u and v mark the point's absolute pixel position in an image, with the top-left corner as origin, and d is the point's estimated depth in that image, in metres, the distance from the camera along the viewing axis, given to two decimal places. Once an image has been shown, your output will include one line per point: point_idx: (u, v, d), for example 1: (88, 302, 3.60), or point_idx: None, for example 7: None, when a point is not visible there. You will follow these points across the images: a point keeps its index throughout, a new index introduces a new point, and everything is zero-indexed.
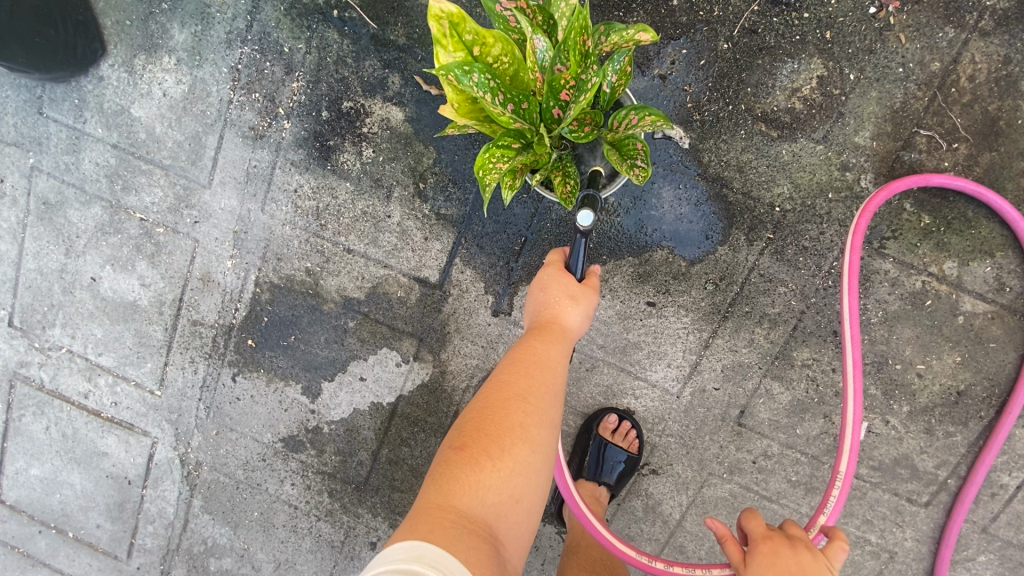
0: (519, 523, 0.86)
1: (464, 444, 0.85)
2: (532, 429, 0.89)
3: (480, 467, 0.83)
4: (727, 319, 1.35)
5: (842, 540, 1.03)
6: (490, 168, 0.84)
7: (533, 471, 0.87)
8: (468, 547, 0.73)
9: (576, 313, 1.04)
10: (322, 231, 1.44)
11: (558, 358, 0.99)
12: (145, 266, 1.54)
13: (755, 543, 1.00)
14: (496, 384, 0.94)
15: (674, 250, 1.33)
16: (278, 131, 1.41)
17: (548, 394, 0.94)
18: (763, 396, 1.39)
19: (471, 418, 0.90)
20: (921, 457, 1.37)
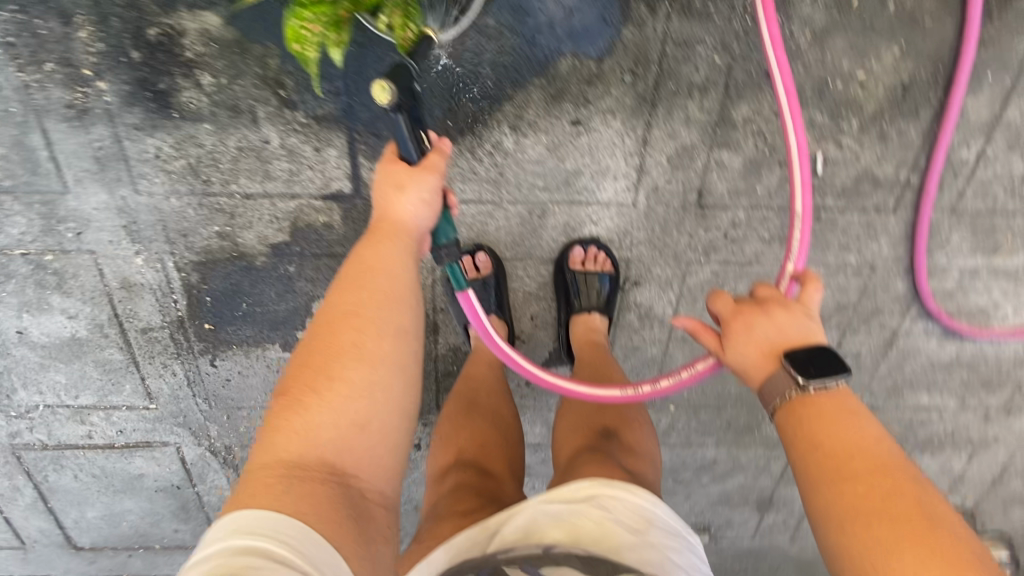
0: (378, 446, 0.77)
1: (288, 385, 0.76)
2: (364, 348, 0.78)
3: (305, 407, 0.74)
4: (657, 106, 1.25)
5: (814, 280, 0.87)
6: (303, 36, 0.92)
7: (376, 391, 0.77)
8: (302, 500, 0.67)
9: (406, 203, 0.84)
10: (210, 187, 1.29)
11: (395, 257, 0.83)
12: (60, 298, 1.42)
13: (724, 322, 0.85)
14: (325, 308, 0.82)
15: (578, 52, 1.19)
16: (99, 97, 1.19)
17: (382, 300, 0.81)
18: (716, 169, 1.34)
19: (299, 353, 0.79)
20: (880, 166, 1.36)
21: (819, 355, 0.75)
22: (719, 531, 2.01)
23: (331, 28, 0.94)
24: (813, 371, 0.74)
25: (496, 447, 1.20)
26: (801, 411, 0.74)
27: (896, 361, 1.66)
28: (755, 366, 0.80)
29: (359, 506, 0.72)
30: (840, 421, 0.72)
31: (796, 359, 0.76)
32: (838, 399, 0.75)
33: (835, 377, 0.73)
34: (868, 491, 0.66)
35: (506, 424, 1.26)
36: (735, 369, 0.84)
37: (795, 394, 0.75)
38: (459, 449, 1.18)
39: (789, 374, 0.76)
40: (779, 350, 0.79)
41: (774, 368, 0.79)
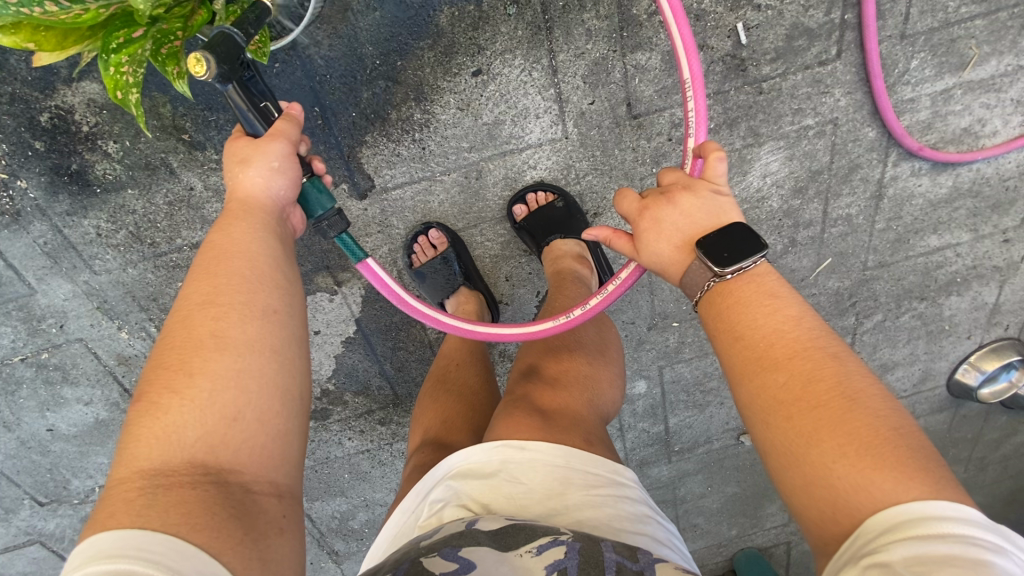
0: (258, 436, 0.73)
1: (143, 391, 0.72)
2: (224, 335, 0.75)
3: (164, 408, 0.70)
4: (554, 30, 1.21)
5: (715, 150, 0.86)
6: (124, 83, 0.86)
7: (243, 378, 0.73)
8: (165, 509, 0.63)
9: (255, 177, 0.83)
10: (158, 248, 1.32)
11: (245, 236, 0.81)
12: (71, 389, 1.51)
13: (636, 225, 0.86)
14: (179, 304, 0.78)
15: (455, 2, 1.17)
16: (25, 196, 1.23)
17: (239, 281, 0.78)
18: (637, 74, 1.27)
19: (154, 356, 0.75)
20: (809, 15, 1.28)
21: (726, 240, 0.77)
22: None
23: (158, 60, 0.87)
24: (725, 258, 0.77)
25: (460, 421, 1.18)
26: (716, 298, 0.78)
27: (892, 211, 1.57)
28: (674, 261, 0.83)
29: (242, 500, 0.68)
30: (756, 306, 0.75)
31: (707, 248, 0.78)
32: (755, 280, 0.77)
33: (744, 261, 0.76)
34: (790, 374, 0.69)
35: (474, 398, 1.25)
36: (656, 268, 0.86)
37: (713, 283, 0.78)
38: (425, 430, 1.19)
39: (704, 265, 0.79)
40: (692, 241, 0.81)
41: (690, 259, 0.81)
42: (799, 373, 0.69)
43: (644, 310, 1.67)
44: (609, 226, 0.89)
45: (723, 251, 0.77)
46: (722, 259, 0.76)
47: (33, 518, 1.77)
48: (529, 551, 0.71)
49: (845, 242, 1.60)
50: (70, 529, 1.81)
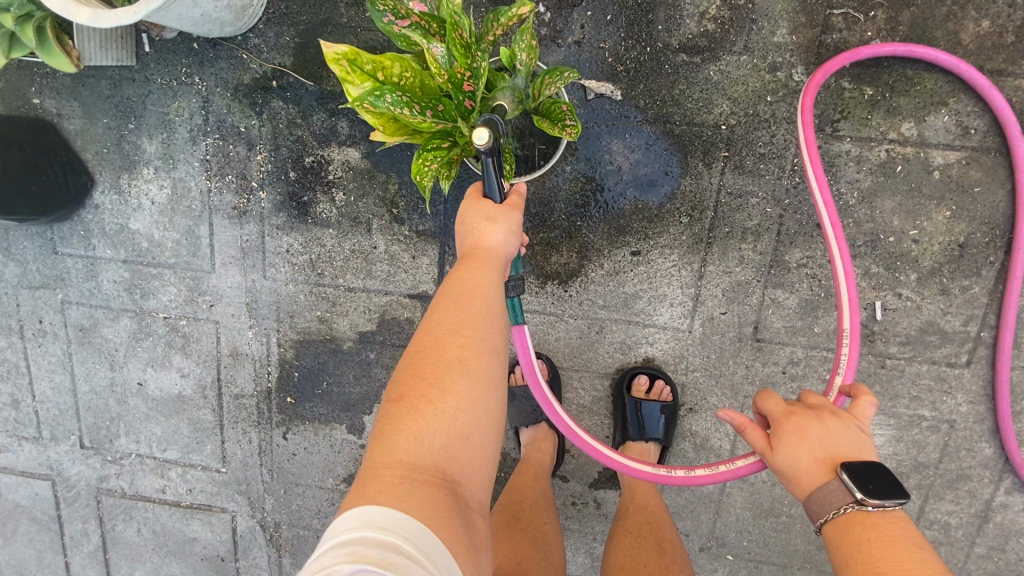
0: (477, 455, 0.85)
1: (400, 395, 0.82)
2: (469, 363, 0.85)
3: (420, 414, 0.81)
4: (712, 245, 1.39)
5: (867, 394, 0.95)
6: (425, 171, 0.97)
7: (477, 403, 0.84)
8: (423, 502, 0.74)
9: (497, 235, 0.96)
10: (321, 279, 1.54)
11: (488, 281, 0.91)
12: (179, 358, 1.67)
13: (779, 424, 0.92)
14: (429, 325, 0.88)
15: (641, 197, 1.38)
16: (257, 203, 1.52)
17: (483, 320, 0.89)
18: (771, 306, 1.40)
19: (406, 364, 0.86)
20: (946, 319, 1.36)
21: (878, 472, 0.80)
22: None
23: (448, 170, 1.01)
24: (871, 489, 0.80)
25: (533, 567, 1.22)
26: (850, 522, 0.82)
27: (996, 539, 1.47)
28: (810, 472, 0.87)
29: (468, 510, 0.80)
30: (894, 549, 0.78)
31: (855, 473, 0.81)
32: (896, 524, 0.82)
33: (891, 498, 0.80)
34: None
35: (546, 546, 1.28)
36: (786, 472, 0.89)
37: (851, 508, 0.82)
38: (497, 564, 1.21)
39: (845, 487, 0.82)
40: (833, 461, 0.86)
41: (829, 477, 0.85)
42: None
43: (702, 527, 1.59)
44: (746, 415, 0.94)
45: (870, 482, 0.81)
46: (867, 489, 0.80)
47: (64, 456, 1.84)
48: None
49: (937, 550, 1.50)
50: (84, 482, 1.85)
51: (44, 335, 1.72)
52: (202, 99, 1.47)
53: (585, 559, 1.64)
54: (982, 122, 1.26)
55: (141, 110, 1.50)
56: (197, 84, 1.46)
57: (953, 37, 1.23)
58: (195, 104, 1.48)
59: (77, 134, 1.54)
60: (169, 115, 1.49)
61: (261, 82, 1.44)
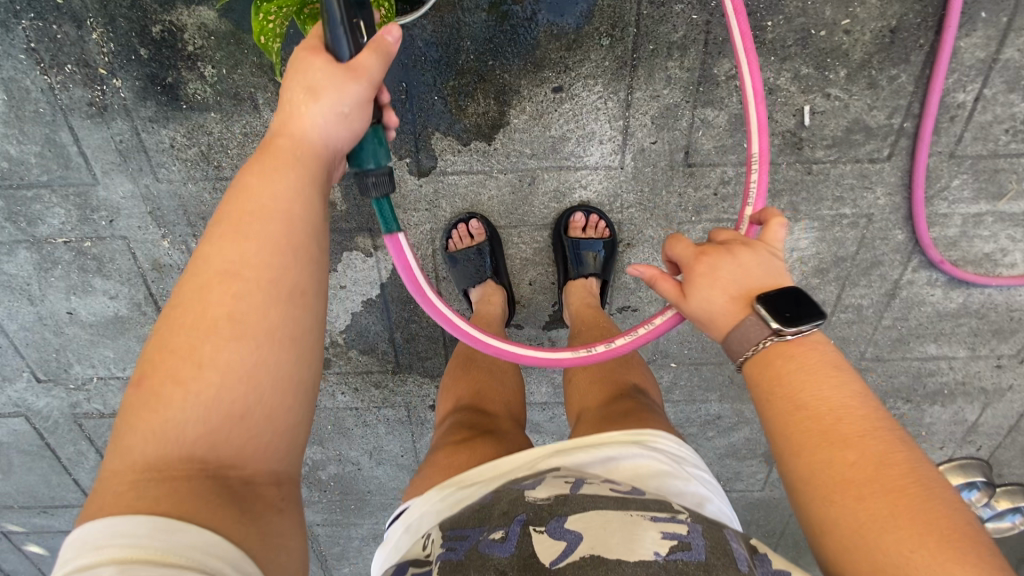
0: (265, 433, 0.72)
1: (148, 367, 0.70)
2: (236, 317, 0.71)
3: (170, 391, 0.68)
4: (638, 68, 1.27)
5: (776, 219, 0.91)
6: (269, 30, 0.87)
7: (254, 360, 0.71)
8: (161, 498, 0.63)
9: (317, 114, 0.79)
10: (221, 172, 1.38)
11: (279, 194, 0.76)
12: (101, 281, 1.57)
13: (691, 269, 0.88)
14: (195, 264, 0.74)
15: (556, 21, 1.23)
16: (115, 94, 1.29)
17: (257, 258, 0.73)
18: (701, 127, 1.35)
19: (162, 322, 0.73)
20: (872, 115, 1.34)
21: (791, 300, 0.78)
22: (730, 488, 2.15)
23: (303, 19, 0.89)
24: (788, 317, 0.78)
25: (494, 392, 1.29)
26: (772, 356, 0.80)
27: (900, 311, 1.67)
28: (727, 305, 0.84)
29: (246, 496, 0.69)
30: (817, 377, 0.76)
31: (769, 303, 0.79)
32: (816, 348, 0.79)
33: (811, 321, 0.77)
34: (861, 454, 0.69)
35: (503, 373, 1.35)
36: (699, 313, 0.87)
37: (770, 340, 0.79)
38: (458, 396, 1.27)
39: (763, 320, 0.80)
40: (747, 295, 0.83)
41: (745, 313, 0.83)
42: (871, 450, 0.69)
43: (649, 345, 1.74)
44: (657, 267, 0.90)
45: (781, 311, 0.79)
46: (783, 319, 0.78)
47: (26, 393, 1.83)
48: (643, 515, 0.74)
49: (850, 328, 1.70)
50: (58, 411, 1.88)
51: None
52: None
53: (548, 388, 1.81)
54: None
55: None
56: None
57: None
58: None
59: None
60: None
61: None
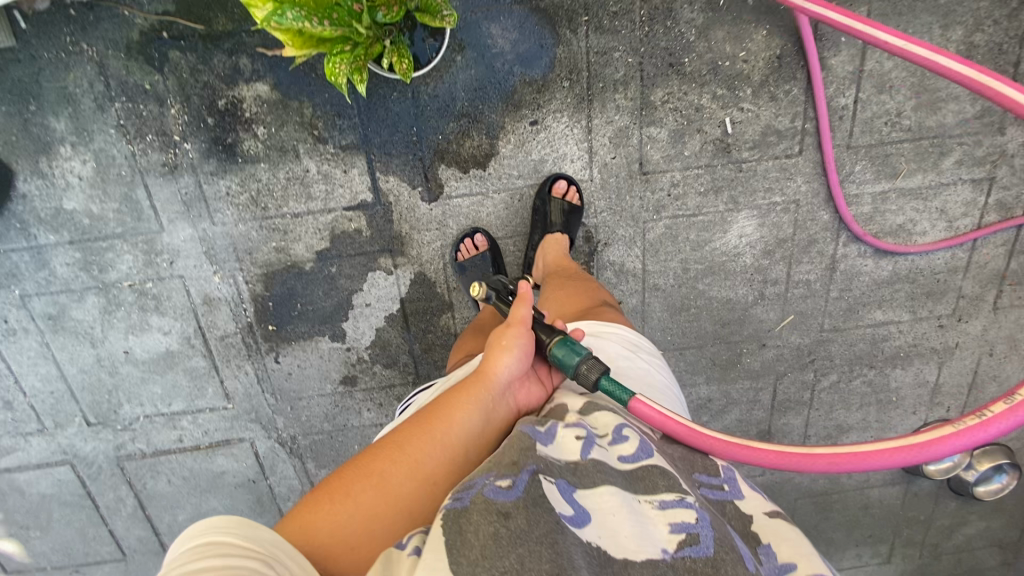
0: (379, 532, 0.96)
1: (344, 471, 1.03)
2: (414, 494, 1.01)
3: (341, 502, 0.97)
4: (593, 100, 1.65)
5: None
6: (337, 73, 1.18)
7: (405, 516, 0.99)
8: (318, 535, 0.93)
9: (502, 358, 1.11)
10: (268, 212, 1.70)
11: (464, 425, 1.07)
12: (157, 318, 1.81)
13: None
14: (391, 440, 1.06)
15: (527, 72, 1.62)
16: (185, 155, 1.62)
17: (437, 473, 1.03)
18: (649, 142, 1.71)
19: (359, 464, 1.04)
20: (778, 120, 1.72)
21: None
22: None
23: (358, 67, 1.21)
24: None
25: None
26: None
27: (844, 283, 1.96)
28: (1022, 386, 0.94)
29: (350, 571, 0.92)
30: None
31: None
32: None
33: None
34: None
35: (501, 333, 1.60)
36: None
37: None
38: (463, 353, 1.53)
39: None
40: None
41: None
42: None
43: (636, 335, 1.99)
44: None
45: None
46: None
47: (75, 438, 1.98)
48: (652, 503, 0.85)
49: (805, 302, 1.98)
50: (102, 455, 2.02)
51: (14, 332, 1.81)
52: (97, 65, 1.53)
53: None
54: None
55: (37, 89, 1.54)
56: (86, 51, 1.51)
57: None
58: (91, 72, 1.53)
59: None
60: (67, 88, 1.54)
61: (153, 36, 1.51)
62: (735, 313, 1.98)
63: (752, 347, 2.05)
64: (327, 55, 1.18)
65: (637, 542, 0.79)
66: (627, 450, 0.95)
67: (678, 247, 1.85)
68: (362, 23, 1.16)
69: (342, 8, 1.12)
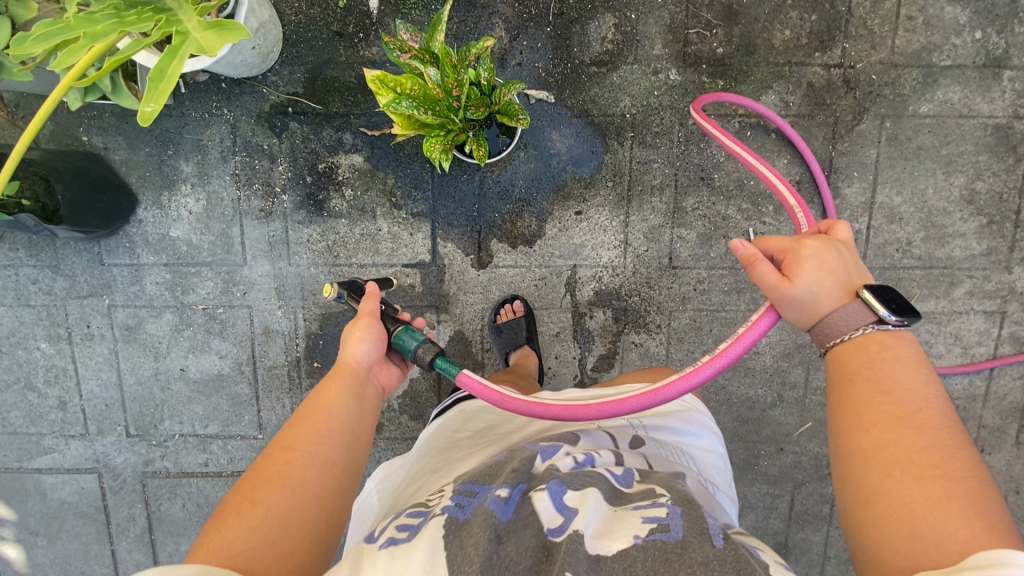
0: (282, 537, 0.98)
1: (218, 511, 0.99)
2: (302, 491, 1.05)
3: (231, 525, 0.96)
4: (632, 200, 1.91)
5: (841, 227, 1.15)
6: (431, 150, 1.44)
7: (303, 510, 1.03)
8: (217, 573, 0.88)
9: (352, 350, 1.28)
10: (337, 260, 1.94)
11: (333, 413, 1.17)
12: (218, 342, 2.00)
13: (797, 252, 1.08)
14: (260, 461, 1.08)
15: (578, 171, 1.90)
16: (281, 204, 1.91)
17: (318, 467, 1.09)
18: (680, 241, 1.93)
19: (235, 494, 1.02)
20: None
21: (894, 296, 1.00)
22: None
23: (448, 149, 1.48)
24: (893, 307, 0.99)
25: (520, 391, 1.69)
26: (871, 339, 1.01)
27: None
28: (834, 298, 1.05)
29: None
30: (891, 369, 0.98)
31: (877, 297, 1.01)
32: (901, 343, 1.01)
33: (908, 320, 0.98)
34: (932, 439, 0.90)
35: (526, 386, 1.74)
36: (808, 299, 1.06)
37: (871, 327, 1.01)
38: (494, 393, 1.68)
39: (868, 310, 1.02)
40: (847, 289, 1.05)
41: (849, 302, 1.04)
42: (938, 444, 0.90)
43: None
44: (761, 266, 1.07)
45: (882, 298, 1.00)
46: (888, 308, 0.99)
47: (110, 447, 2.09)
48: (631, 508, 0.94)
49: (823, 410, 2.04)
50: (130, 469, 2.10)
51: (91, 338, 2.00)
52: (230, 126, 1.88)
53: None
54: (797, 98, 1.86)
55: (178, 139, 1.88)
56: (225, 115, 1.87)
57: (768, 42, 1.83)
58: (224, 131, 1.88)
59: (121, 163, 1.90)
60: (202, 141, 1.89)
61: (280, 110, 1.87)
62: (755, 411, 2.04)
63: (770, 450, 2.07)
64: (426, 136, 1.46)
65: (616, 534, 0.88)
66: (600, 471, 1.06)
67: (701, 340, 1.98)
68: (456, 116, 1.46)
69: (444, 103, 1.41)
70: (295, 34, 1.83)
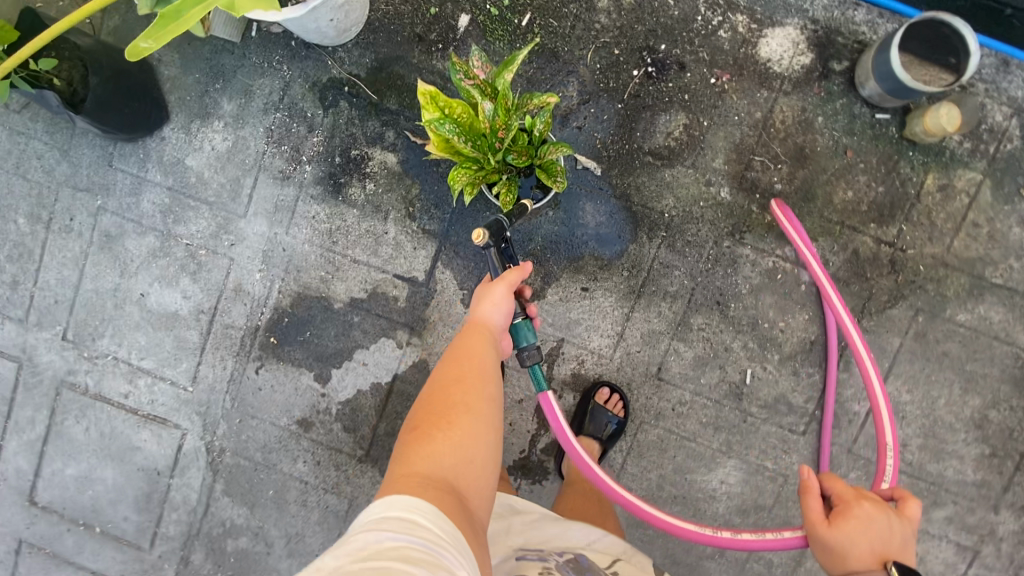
0: (479, 461, 1.13)
1: (415, 427, 1.16)
2: (476, 422, 1.17)
3: (433, 441, 1.12)
4: (641, 297, 1.83)
5: (911, 498, 1.24)
6: (457, 180, 1.38)
7: (480, 439, 1.15)
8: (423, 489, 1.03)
9: (487, 307, 1.34)
10: (333, 246, 1.87)
11: (487, 356, 1.28)
12: (187, 281, 1.92)
13: (849, 504, 1.21)
14: (433, 390, 1.22)
15: (599, 249, 1.83)
16: (301, 173, 1.87)
17: (488, 402, 1.21)
18: (674, 355, 1.84)
19: (421, 415, 1.18)
20: (793, 394, 1.82)
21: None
22: None
23: (473, 185, 1.42)
24: None
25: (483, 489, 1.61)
26: None
27: None
28: (863, 558, 1.17)
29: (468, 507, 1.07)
30: None
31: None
32: None
33: None
34: None
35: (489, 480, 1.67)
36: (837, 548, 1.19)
37: None
38: None
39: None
40: (881, 555, 1.16)
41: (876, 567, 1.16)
42: None
43: None
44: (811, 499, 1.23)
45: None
46: None
47: (41, 343, 1.99)
48: None
49: None
50: (51, 372, 1.99)
51: (68, 231, 1.94)
52: (284, 83, 1.85)
53: None
54: (838, 259, 1.79)
55: (230, 76, 1.86)
56: (283, 71, 1.85)
57: (828, 195, 1.78)
58: (276, 85, 1.86)
59: (168, 79, 1.87)
60: (251, 87, 1.86)
61: (336, 86, 1.84)
62: (690, 555, 1.89)
63: None
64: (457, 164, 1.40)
65: None
66: None
67: (660, 461, 1.86)
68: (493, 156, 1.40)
69: (487, 139, 1.37)
70: (378, 22, 1.82)
